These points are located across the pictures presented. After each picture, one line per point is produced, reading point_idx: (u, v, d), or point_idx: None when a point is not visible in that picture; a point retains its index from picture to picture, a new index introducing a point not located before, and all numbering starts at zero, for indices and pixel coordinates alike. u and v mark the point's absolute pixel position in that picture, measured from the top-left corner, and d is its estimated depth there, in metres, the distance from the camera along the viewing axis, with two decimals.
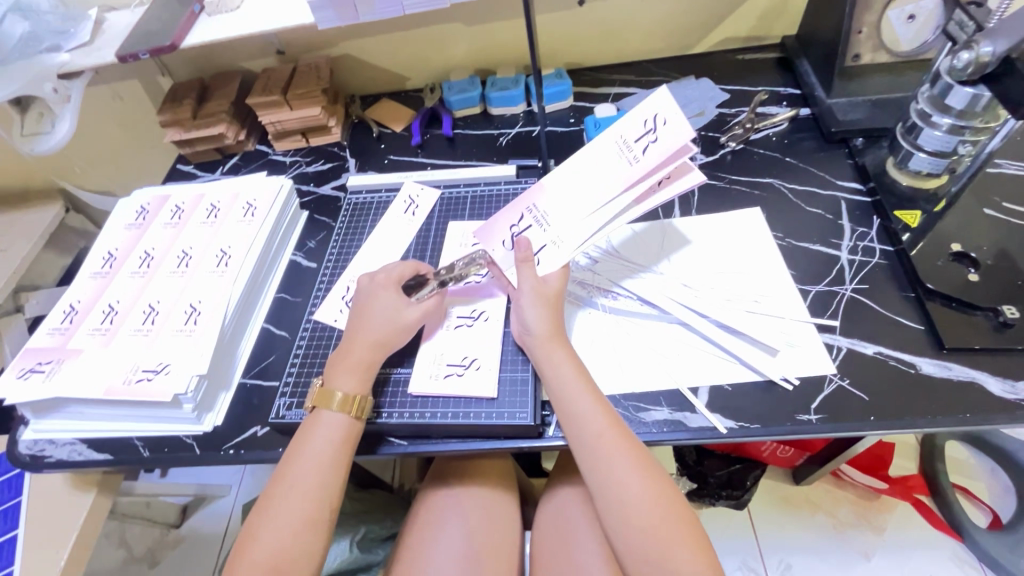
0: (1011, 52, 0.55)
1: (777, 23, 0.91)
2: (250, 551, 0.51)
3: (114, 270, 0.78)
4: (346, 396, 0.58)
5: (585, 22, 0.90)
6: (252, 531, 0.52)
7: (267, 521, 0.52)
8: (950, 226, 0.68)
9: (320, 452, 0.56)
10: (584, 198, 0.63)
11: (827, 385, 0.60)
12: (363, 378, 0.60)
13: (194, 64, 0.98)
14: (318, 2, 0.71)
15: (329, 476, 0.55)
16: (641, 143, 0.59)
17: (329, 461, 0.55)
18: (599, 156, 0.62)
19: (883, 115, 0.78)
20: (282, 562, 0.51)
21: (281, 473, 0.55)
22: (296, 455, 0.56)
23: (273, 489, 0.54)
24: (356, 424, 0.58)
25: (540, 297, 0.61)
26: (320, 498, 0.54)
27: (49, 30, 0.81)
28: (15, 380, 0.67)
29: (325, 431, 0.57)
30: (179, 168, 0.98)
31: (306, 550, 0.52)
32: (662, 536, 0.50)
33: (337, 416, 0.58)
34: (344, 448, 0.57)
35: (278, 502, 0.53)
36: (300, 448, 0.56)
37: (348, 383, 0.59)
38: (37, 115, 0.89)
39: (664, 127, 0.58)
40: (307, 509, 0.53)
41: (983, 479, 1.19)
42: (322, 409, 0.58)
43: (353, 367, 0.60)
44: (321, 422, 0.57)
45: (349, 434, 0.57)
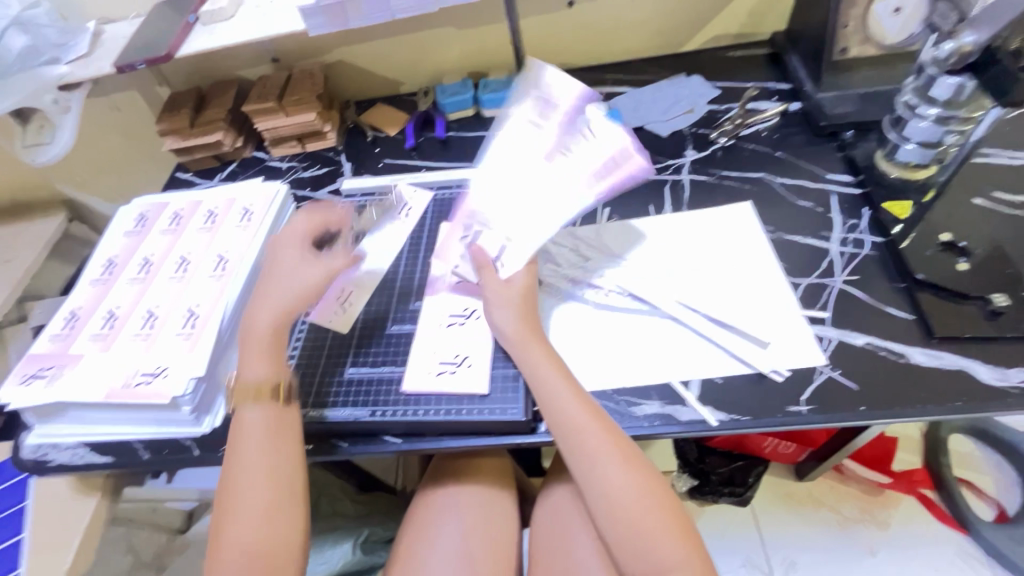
0: (993, 41, 0.56)
1: (767, 19, 0.92)
2: (224, 547, 0.53)
3: (113, 276, 0.79)
4: (260, 387, 0.59)
5: (575, 23, 0.91)
6: (221, 529, 0.55)
7: (232, 517, 0.54)
8: (939, 216, 0.68)
9: (260, 440, 0.57)
10: (547, 203, 0.65)
11: (818, 375, 0.60)
12: (274, 361, 0.61)
13: (192, 73, 0.99)
14: (308, 9, 0.73)
15: (277, 459, 0.57)
16: (567, 139, 0.67)
17: (273, 445, 0.57)
18: (518, 140, 0.69)
19: (872, 107, 0.78)
20: (262, 549, 0.53)
21: (230, 470, 0.56)
22: (239, 447, 0.57)
23: (227, 488, 0.56)
24: (286, 409, 0.60)
25: (508, 300, 0.62)
26: (278, 484, 0.56)
27: (49, 43, 0.84)
28: (18, 386, 0.68)
29: (255, 422, 0.58)
30: (178, 176, 0.99)
31: (281, 533, 0.54)
32: (649, 528, 0.51)
33: (262, 409, 0.59)
34: (281, 431, 0.58)
35: (236, 500, 0.55)
36: (241, 442, 0.58)
37: (258, 373, 0.60)
38: (38, 127, 0.90)
39: (583, 129, 0.66)
40: (268, 495, 0.55)
41: (988, 472, 1.18)
42: (244, 406, 0.59)
43: (262, 351, 0.60)
44: (248, 415, 0.58)
45: (281, 420, 0.59)
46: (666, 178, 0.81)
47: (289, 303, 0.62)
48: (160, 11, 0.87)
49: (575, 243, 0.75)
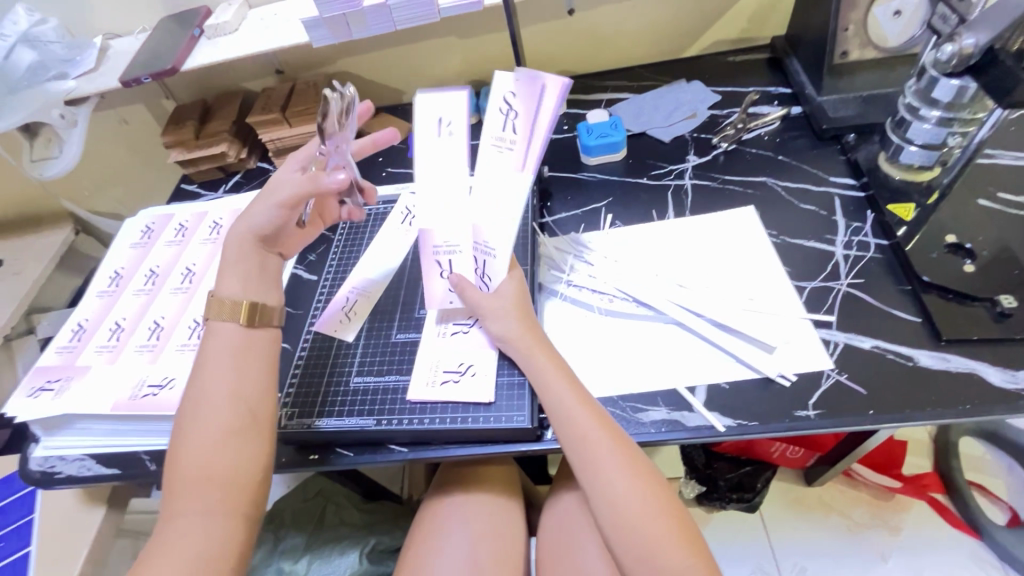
0: (994, 43, 0.56)
1: (767, 24, 0.92)
2: (179, 469, 0.50)
3: (120, 288, 0.80)
4: (236, 304, 0.56)
5: (576, 31, 0.92)
6: (175, 452, 0.51)
7: (188, 436, 0.51)
8: (944, 218, 0.68)
9: (227, 359, 0.54)
10: (488, 195, 0.60)
11: (825, 380, 0.59)
12: (246, 279, 0.57)
13: (196, 86, 1.00)
14: (311, 21, 0.73)
15: (247, 383, 0.54)
16: (511, 125, 0.59)
17: (241, 367, 0.54)
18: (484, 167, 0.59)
19: (874, 110, 0.78)
20: (216, 472, 0.50)
21: (192, 390, 0.53)
22: (204, 371, 0.54)
23: (187, 411, 0.52)
24: (257, 330, 0.57)
25: (507, 310, 0.62)
26: (238, 405, 0.52)
27: (55, 59, 0.84)
28: (25, 398, 0.68)
29: (222, 339, 0.55)
30: (183, 188, 1.00)
31: (240, 456, 0.51)
32: (653, 536, 0.51)
33: (235, 327, 0.56)
34: (250, 353, 0.56)
35: (193, 422, 0.51)
36: (208, 360, 0.55)
37: (231, 286, 0.57)
38: (45, 141, 0.91)
39: (514, 101, 0.58)
40: (230, 415, 0.52)
41: (1000, 475, 1.17)
42: (218, 321, 0.56)
43: (237, 266, 0.58)
44: (216, 333, 0.55)
45: (248, 343, 0.56)
46: (668, 183, 0.81)
47: (257, 225, 0.58)
48: (165, 25, 0.88)
49: (575, 252, 0.75)
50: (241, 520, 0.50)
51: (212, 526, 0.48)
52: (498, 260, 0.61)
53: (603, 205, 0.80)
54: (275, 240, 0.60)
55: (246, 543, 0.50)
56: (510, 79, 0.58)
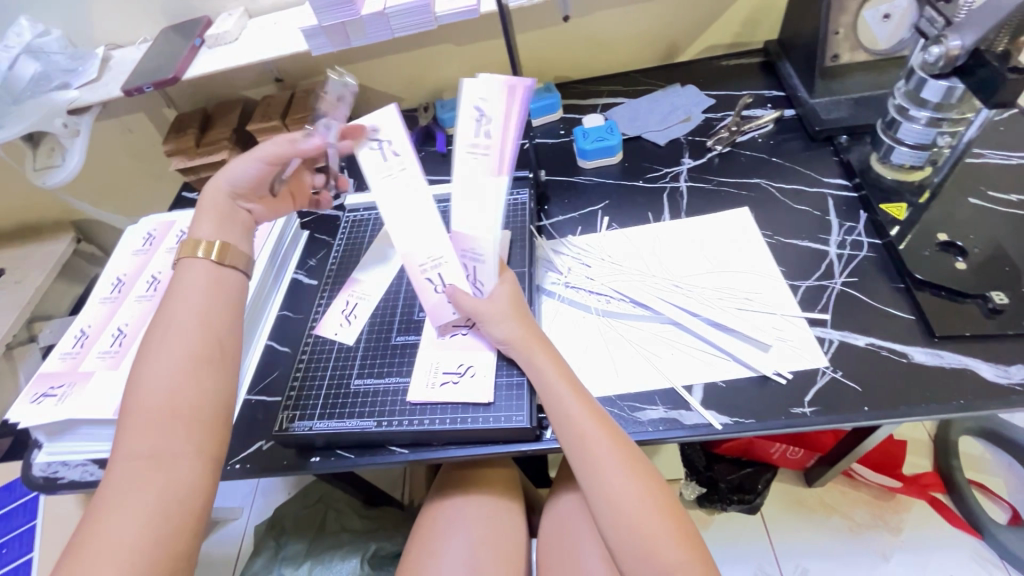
0: (980, 44, 0.57)
1: (760, 29, 0.93)
2: (137, 403, 0.48)
3: (122, 295, 0.80)
4: (210, 244, 0.57)
5: (571, 37, 0.93)
6: (134, 386, 0.49)
7: (148, 370, 0.50)
8: (936, 216, 0.68)
9: (194, 293, 0.54)
10: (466, 205, 0.61)
11: (820, 377, 0.60)
12: (220, 225, 0.59)
13: (197, 95, 1.01)
14: (310, 30, 0.74)
15: (213, 320, 0.53)
16: (485, 131, 0.57)
17: (209, 301, 0.54)
18: (463, 176, 0.58)
19: (865, 112, 0.79)
20: (177, 405, 0.48)
21: (155, 326, 0.52)
22: (168, 306, 0.53)
23: (149, 345, 0.51)
24: (230, 274, 0.57)
25: (507, 311, 0.62)
26: (209, 336, 0.52)
27: (58, 69, 0.86)
28: (28, 404, 0.69)
29: (191, 275, 0.55)
30: (185, 196, 1.01)
31: (203, 391, 0.50)
32: (649, 531, 0.51)
33: (204, 264, 0.56)
34: (219, 290, 0.56)
35: (156, 356, 0.50)
36: (175, 297, 0.54)
37: (206, 228, 0.58)
38: (48, 150, 0.92)
39: (487, 106, 0.56)
40: (192, 351, 0.51)
41: (1000, 474, 1.17)
42: (189, 259, 0.56)
43: (208, 214, 0.59)
44: (186, 271, 0.56)
45: (220, 280, 0.56)
46: (664, 186, 0.82)
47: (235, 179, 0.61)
48: (165, 35, 0.89)
49: (557, 252, 0.77)
50: (206, 457, 0.48)
51: (173, 464, 0.46)
52: (488, 264, 0.63)
53: (600, 208, 0.81)
54: (248, 193, 0.63)
55: (213, 479, 0.48)
56: (480, 85, 0.56)
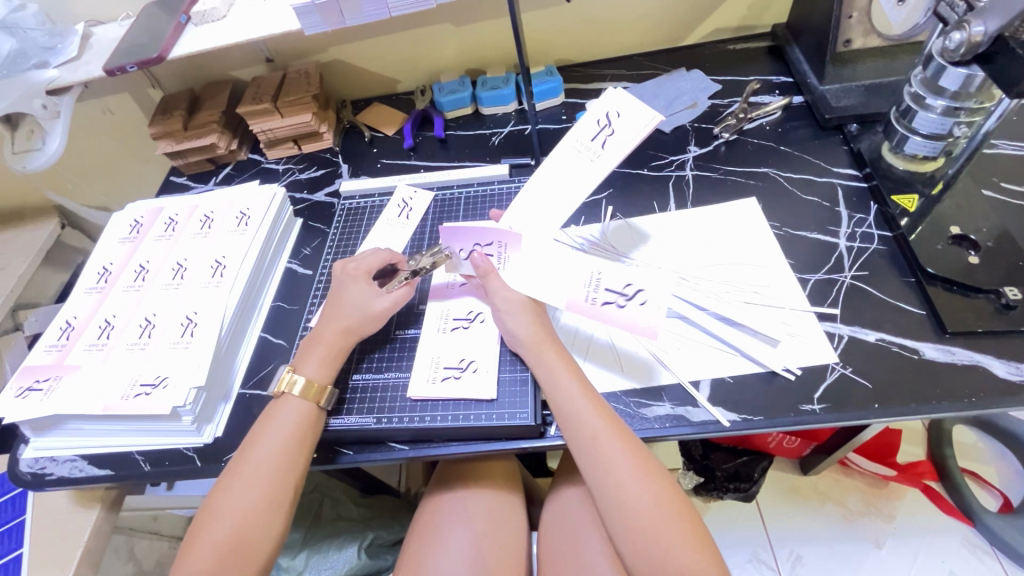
0: (1004, 31, 0.54)
1: (767, 12, 0.91)
2: (207, 531, 0.52)
3: (109, 284, 0.78)
4: (308, 383, 0.60)
5: (574, 18, 0.90)
6: (209, 511, 0.53)
7: (227, 501, 0.53)
8: (948, 208, 0.67)
9: (282, 434, 0.57)
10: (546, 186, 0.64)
11: (830, 373, 0.59)
12: (328, 368, 0.62)
13: (184, 75, 0.97)
14: (302, 7, 0.71)
15: (292, 461, 0.56)
16: (602, 139, 0.60)
17: (293, 445, 0.56)
18: (562, 163, 0.63)
19: (877, 100, 0.77)
20: (241, 540, 0.51)
21: (242, 457, 0.56)
22: (258, 438, 0.57)
23: (233, 473, 0.55)
24: (321, 412, 0.60)
25: (520, 302, 0.61)
26: (284, 479, 0.55)
27: (36, 46, 0.81)
28: (13, 399, 0.66)
29: (287, 416, 0.58)
30: (172, 180, 0.97)
31: (265, 531, 0.53)
32: (664, 536, 0.50)
33: (301, 402, 0.59)
34: (306, 432, 0.58)
35: (238, 487, 0.54)
36: (267, 428, 0.57)
37: (313, 370, 0.61)
38: (28, 132, 0.88)
39: (618, 120, 0.59)
40: (268, 489, 0.54)
41: (992, 462, 1.18)
42: (286, 396, 0.59)
43: (320, 354, 0.62)
44: (282, 408, 0.59)
45: (311, 420, 0.59)
46: (670, 174, 0.80)
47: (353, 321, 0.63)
48: (149, 11, 0.85)
49: (580, 242, 0.74)
50: None
51: None
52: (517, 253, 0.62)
53: (604, 197, 0.79)
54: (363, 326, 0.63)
55: None
56: (619, 99, 0.59)
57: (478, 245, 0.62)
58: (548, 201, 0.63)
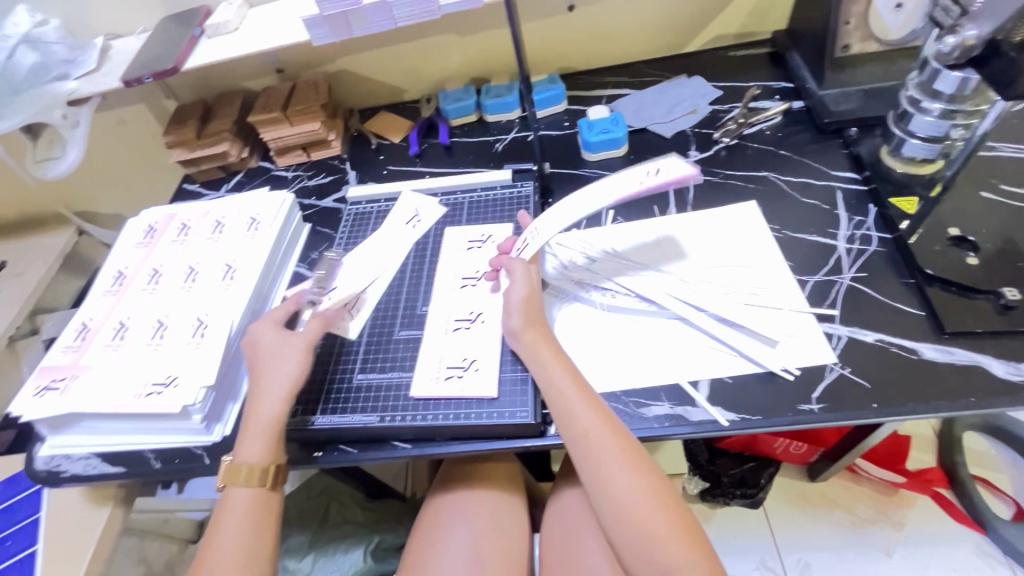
0: (996, 34, 0.56)
1: (768, 19, 0.92)
2: None
3: (124, 287, 0.80)
4: (249, 470, 0.58)
5: (576, 27, 0.92)
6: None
7: None
8: (947, 210, 0.67)
9: (238, 522, 0.57)
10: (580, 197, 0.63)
11: (828, 373, 0.59)
12: (269, 446, 0.59)
13: (198, 86, 1.00)
14: (312, 19, 0.73)
15: (255, 547, 0.55)
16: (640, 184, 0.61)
17: (253, 531, 0.56)
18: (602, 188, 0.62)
19: (876, 104, 0.78)
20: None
21: (204, 556, 0.55)
22: (215, 535, 0.56)
23: (202, 565, 0.55)
24: (272, 493, 0.59)
25: (514, 298, 0.63)
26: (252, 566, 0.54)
27: (57, 60, 0.85)
28: (30, 398, 0.68)
29: (240, 506, 0.57)
30: (185, 188, 1.00)
31: None
32: (655, 530, 0.51)
33: (250, 488, 0.58)
34: (263, 515, 0.58)
35: (210, 573, 0.54)
36: (222, 524, 0.57)
37: (252, 453, 0.58)
38: (48, 141, 0.91)
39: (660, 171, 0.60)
40: (240, 572, 0.54)
41: (1004, 469, 1.16)
42: (231, 487, 0.58)
43: (260, 435, 0.59)
44: (232, 501, 0.58)
45: (267, 500, 0.58)
46: None
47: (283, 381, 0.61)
48: (165, 24, 0.89)
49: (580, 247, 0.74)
50: None
51: None
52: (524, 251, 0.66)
53: None
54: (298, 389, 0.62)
55: None
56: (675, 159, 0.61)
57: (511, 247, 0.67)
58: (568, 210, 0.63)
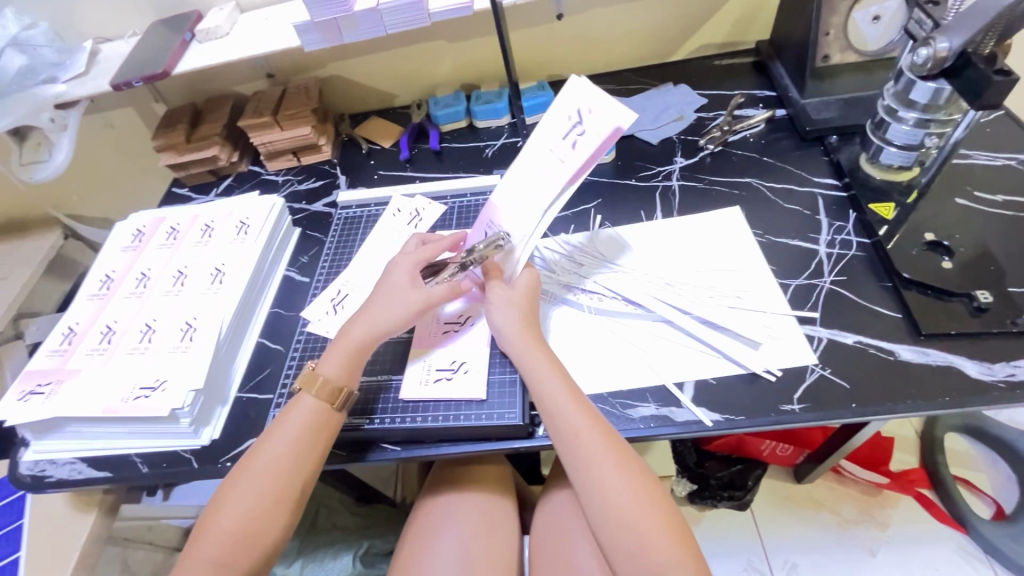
0: (967, 47, 0.58)
1: (751, 29, 0.94)
2: (217, 522, 0.53)
3: (111, 291, 0.80)
4: (324, 382, 0.60)
5: (564, 35, 0.93)
6: (219, 502, 0.54)
7: (236, 494, 0.54)
8: (924, 216, 0.69)
9: (291, 435, 0.57)
10: (518, 190, 0.65)
11: (809, 374, 0.61)
12: (349, 366, 0.61)
13: (187, 90, 1.00)
14: (302, 25, 0.74)
15: (301, 462, 0.56)
16: (574, 140, 0.60)
17: (305, 444, 0.57)
18: (540, 164, 0.63)
19: (855, 113, 0.80)
20: (246, 533, 0.52)
21: (255, 452, 0.57)
22: (271, 434, 0.57)
23: (243, 468, 0.56)
24: (336, 412, 0.60)
25: (510, 301, 0.63)
26: (293, 476, 0.55)
27: (45, 63, 0.85)
28: (15, 402, 0.68)
29: (302, 415, 0.58)
30: (174, 192, 1.00)
31: (269, 529, 0.53)
32: (644, 529, 0.52)
33: (316, 401, 0.59)
34: (321, 432, 0.58)
35: (246, 478, 0.55)
36: (281, 424, 0.58)
37: (333, 368, 0.61)
38: (35, 144, 0.90)
39: (587, 114, 0.59)
40: (284, 469, 0.55)
41: (984, 469, 1.19)
42: (304, 393, 0.60)
43: (343, 352, 0.61)
44: (297, 407, 0.59)
45: (326, 421, 0.59)
46: (656, 184, 0.82)
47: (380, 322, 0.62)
48: (155, 28, 0.89)
49: (567, 250, 0.76)
50: None
51: None
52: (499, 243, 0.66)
53: (593, 206, 0.82)
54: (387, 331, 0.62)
55: None
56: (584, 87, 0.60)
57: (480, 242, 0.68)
58: (520, 201, 0.65)
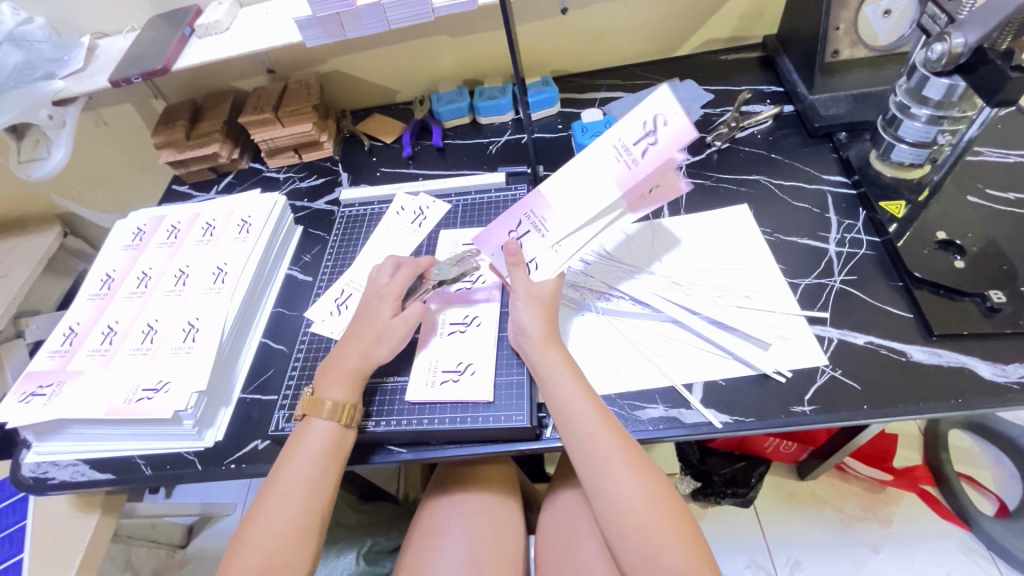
0: (983, 42, 0.57)
1: (758, 24, 0.93)
2: (242, 554, 0.52)
3: (112, 291, 0.79)
4: (335, 406, 0.59)
5: (569, 29, 0.92)
6: (243, 535, 0.54)
7: (258, 525, 0.53)
8: (935, 215, 0.69)
9: (308, 461, 0.56)
10: (566, 182, 0.59)
11: (820, 375, 0.60)
12: (355, 388, 0.61)
13: (186, 85, 0.99)
14: (304, 20, 0.72)
15: (319, 486, 0.55)
16: (645, 148, 0.54)
17: (321, 468, 0.56)
18: (594, 161, 0.57)
19: (865, 109, 0.79)
20: (273, 563, 0.52)
21: (273, 481, 0.56)
22: (287, 462, 0.57)
23: (263, 498, 0.55)
24: (346, 432, 0.59)
25: (536, 298, 0.61)
26: (313, 502, 0.55)
27: (43, 59, 0.83)
28: (16, 404, 0.67)
29: (315, 440, 0.58)
30: (175, 189, 0.99)
31: (296, 557, 0.53)
32: (659, 532, 0.51)
33: (327, 425, 0.58)
34: (336, 454, 0.58)
35: (268, 509, 0.54)
36: (295, 451, 0.57)
37: (338, 392, 0.60)
38: (33, 142, 0.89)
39: (664, 126, 0.52)
40: (303, 496, 0.55)
41: (988, 466, 1.19)
42: (313, 418, 0.59)
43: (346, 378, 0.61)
44: (309, 432, 0.58)
45: (339, 442, 0.58)
46: None
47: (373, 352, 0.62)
48: (154, 23, 0.87)
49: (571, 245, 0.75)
50: None
51: None
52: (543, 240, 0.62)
53: None
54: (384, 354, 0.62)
55: None
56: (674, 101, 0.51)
57: (512, 233, 0.63)
58: (569, 209, 0.59)
